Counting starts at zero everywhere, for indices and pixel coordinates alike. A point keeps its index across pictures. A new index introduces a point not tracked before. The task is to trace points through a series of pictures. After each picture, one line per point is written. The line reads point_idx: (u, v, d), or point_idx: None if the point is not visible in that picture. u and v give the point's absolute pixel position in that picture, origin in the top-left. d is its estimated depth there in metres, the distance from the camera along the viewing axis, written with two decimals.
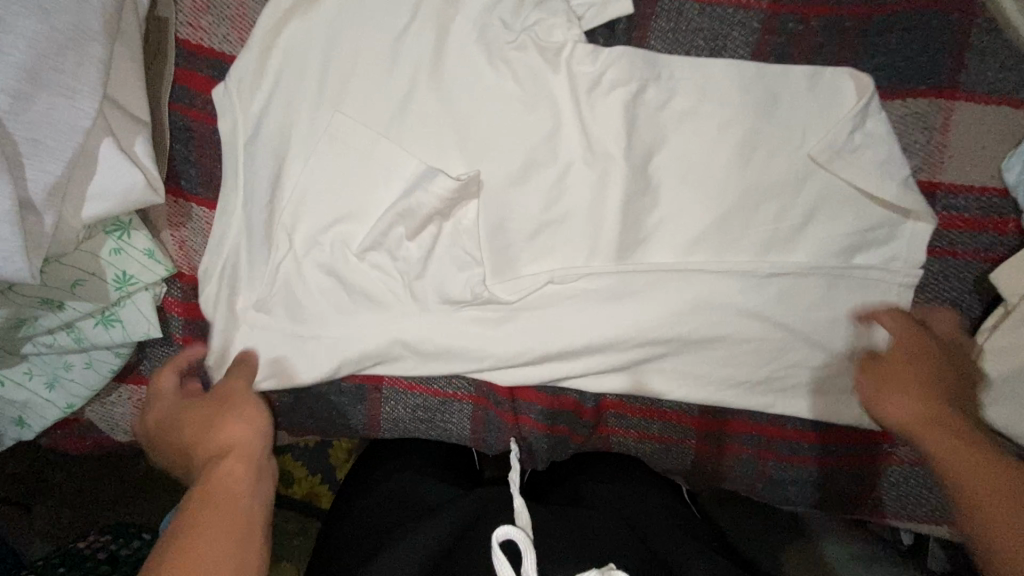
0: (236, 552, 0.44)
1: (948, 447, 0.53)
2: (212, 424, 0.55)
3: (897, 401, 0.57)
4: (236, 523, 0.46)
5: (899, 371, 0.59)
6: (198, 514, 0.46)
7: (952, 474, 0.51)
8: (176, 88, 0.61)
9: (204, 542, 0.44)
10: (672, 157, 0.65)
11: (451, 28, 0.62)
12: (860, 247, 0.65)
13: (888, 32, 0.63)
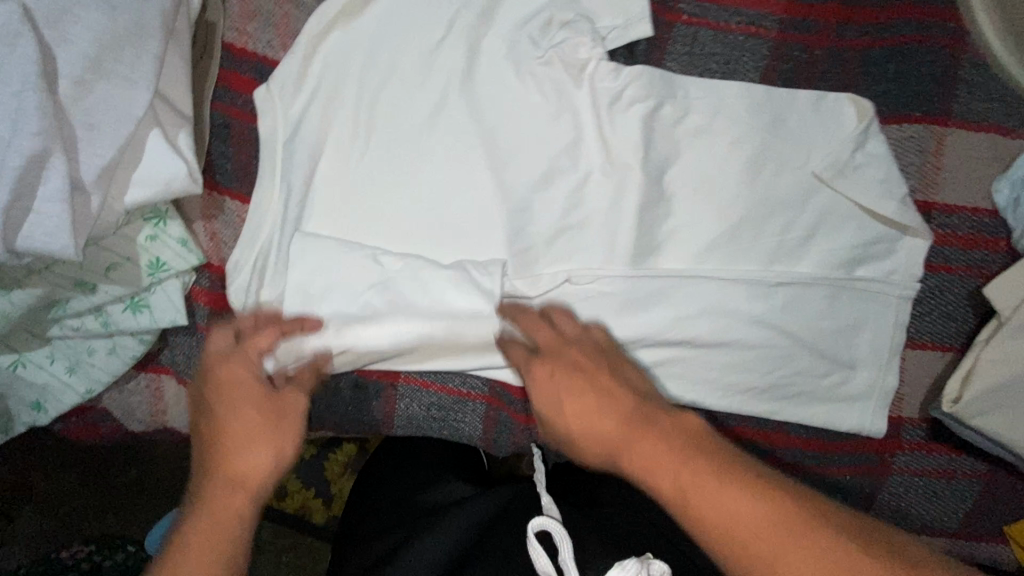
0: (213, 561, 0.47)
1: (653, 454, 0.51)
2: (233, 396, 0.54)
3: (557, 398, 0.60)
4: (220, 530, 0.49)
5: (575, 399, 0.58)
6: (192, 531, 0.49)
7: (671, 488, 0.49)
8: (219, 88, 0.64)
9: (191, 558, 0.47)
10: (692, 167, 0.68)
11: (483, 42, 0.66)
12: (863, 260, 0.69)
13: (886, 62, 0.68)
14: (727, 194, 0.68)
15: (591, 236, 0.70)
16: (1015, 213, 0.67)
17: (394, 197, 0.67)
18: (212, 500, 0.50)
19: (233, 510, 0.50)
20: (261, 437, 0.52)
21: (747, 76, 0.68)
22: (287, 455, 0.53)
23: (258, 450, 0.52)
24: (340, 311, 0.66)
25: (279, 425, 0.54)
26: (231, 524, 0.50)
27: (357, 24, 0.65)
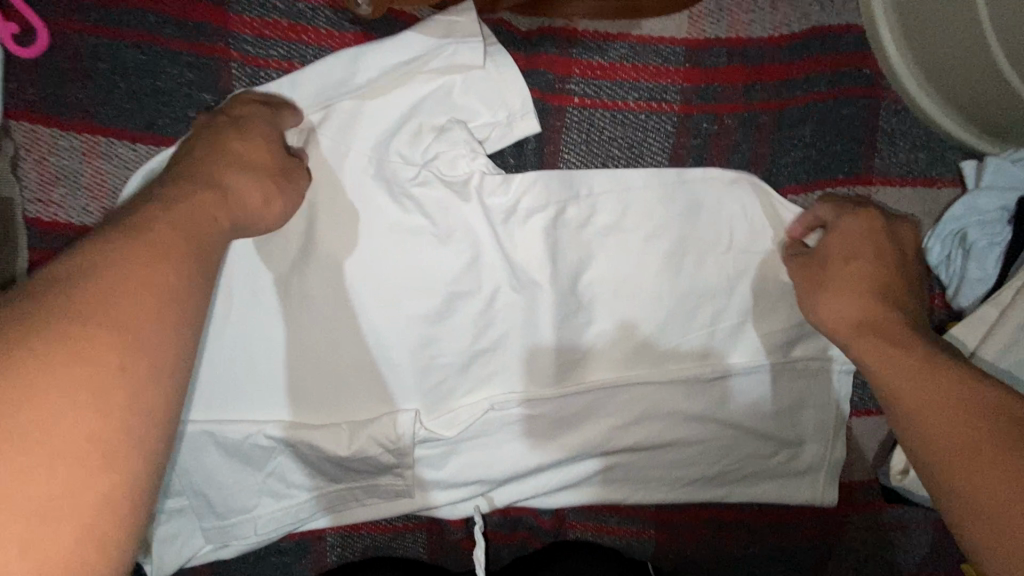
0: (86, 460, 0.30)
1: (930, 383, 0.45)
2: (225, 153, 0.48)
3: (840, 268, 0.56)
4: (89, 444, 0.30)
5: (847, 302, 0.54)
6: (78, 293, 0.33)
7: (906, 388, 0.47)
8: (35, 274, 0.54)
9: (58, 365, 0.30)
10: (606, 269, 0.61)
11: (348, 164, 0.57)
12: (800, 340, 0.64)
13: (800, 122, 0.61)
14: (648, 292, 0.62)
15: (507, 355, 0.62)
16: (948, 270, 0.63)
17: (278, 359, 0.59)
18: (96, 280, 0.33)
19: (141, 404, 0.32)
20: (234, 195, 0.47)
21: (653, 159, 0.61)
22: (277, 199, 0.50)
23: (262, 191, 0.49)
24: (240, 496, 0.60)
25: (235, 199, 0.46)
26: (141, 400, 0.32)
27: None
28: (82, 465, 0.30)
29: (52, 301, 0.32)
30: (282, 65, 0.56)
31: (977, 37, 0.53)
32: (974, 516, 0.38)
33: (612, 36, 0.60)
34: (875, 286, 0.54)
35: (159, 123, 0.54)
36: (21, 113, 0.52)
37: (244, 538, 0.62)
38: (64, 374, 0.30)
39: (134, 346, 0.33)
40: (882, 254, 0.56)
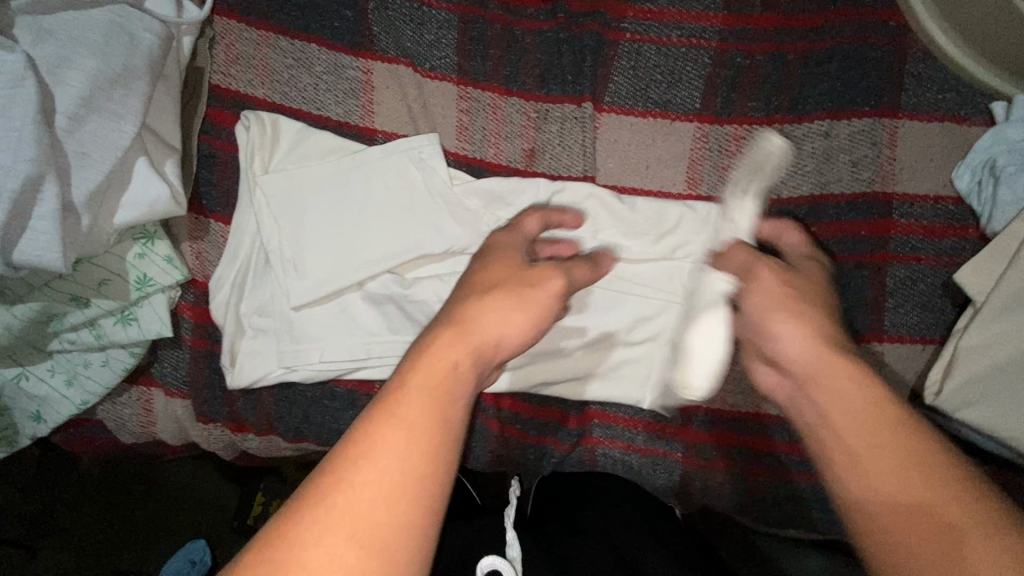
0: (420, 451, 0.40)
1: (908, 461, 0.41)
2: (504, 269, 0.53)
3: (780, 315, 0.51)
4: (418, 453, 0.40)
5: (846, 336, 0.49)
6: (436, 343, 0.45)
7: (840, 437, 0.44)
8: (205, 124, 0.71)
9: (398, 417, 0.41)
10: (641, 172, 0.72)
11: (442, 68, 0.73)
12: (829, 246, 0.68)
13: (827, 62, 0.70)
14: (676, 191, 0.71)
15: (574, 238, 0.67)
16: (979, 197, 0.67)
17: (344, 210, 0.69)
18: (472, 313, 0.48)
19: (444, 425, 0.42)
20: (510, 314, 0.49)
21: (692, 81, 0.71)
22: (535, 315, 0.50)
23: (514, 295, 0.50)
24: (312, 326, 0.70)
25: (512, 292, 0.50)
26: (455, 387, 0.44)
27: (328, 59, 0.72)
28: (423, 472, 0.40)
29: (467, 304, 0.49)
30: None
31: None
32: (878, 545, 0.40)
33: None
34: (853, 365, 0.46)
35: (311, 25, 0.72)
36: (222, 10, 0.72)
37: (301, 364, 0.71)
38: (439, 387, 0.43)
39: (462, 337, 0.46)
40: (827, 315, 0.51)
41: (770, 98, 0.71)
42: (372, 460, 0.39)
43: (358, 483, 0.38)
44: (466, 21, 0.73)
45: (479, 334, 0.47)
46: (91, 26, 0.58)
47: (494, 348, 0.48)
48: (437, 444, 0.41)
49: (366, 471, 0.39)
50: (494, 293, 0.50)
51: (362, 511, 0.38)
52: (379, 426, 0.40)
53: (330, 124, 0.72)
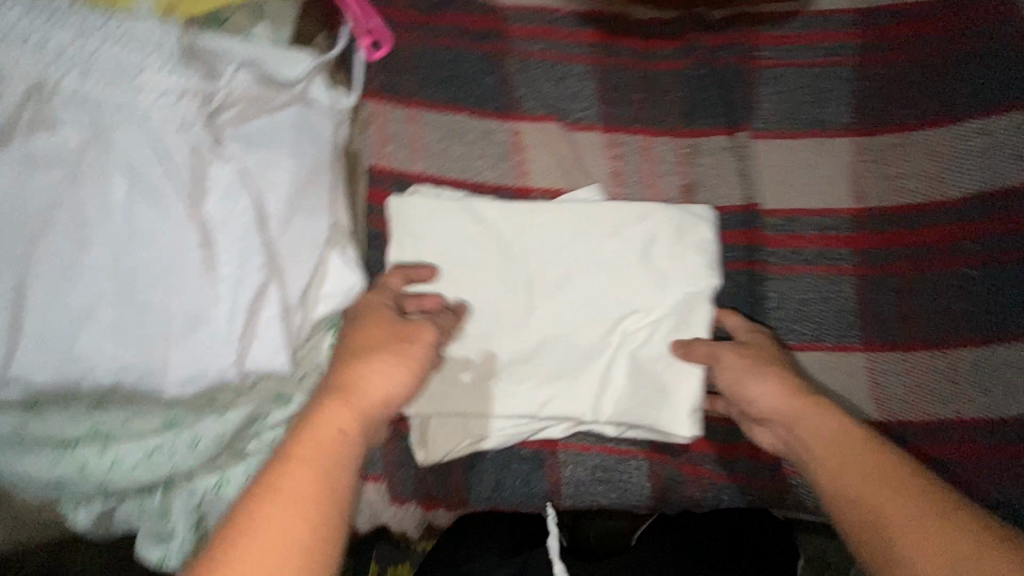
0: (307, 506, 0.41)
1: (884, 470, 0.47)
2: (741, 362, 0.61)
3: (730, 368, 0.61)
4: (314, 496, 0.42)
5: (781, 381, 0.58)
6: (331, 406, 0.49)
7: (818, 459, 0.51)
8: (368, 205, 0.72)
9: (288, 466, 0.43)
10: (803, 189, 0.72)
11: (588, 120, 0.74)
12: (1005, 239, 0.68)
13: (970, 61, 0.71)
14: (843, 206, 0.71)
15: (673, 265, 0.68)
16: None
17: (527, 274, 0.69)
18: (747, 389, 0.59)
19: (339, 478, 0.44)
20: (360, 366, 0.52)
21: (837, 97, 0.72)
22: (411, 371, 0.54)
23: (758, 374, 0.59)
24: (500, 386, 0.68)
25: (398, 348, 0.55)
26: (343, 441, 0.47)
27: (477, 127, 0.74)
28: (304, 517, 0.41)
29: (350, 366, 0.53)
30: (540, 56, 0.75)
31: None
32: (864, 547, 0.44)
33: (788, 16, 0.75)
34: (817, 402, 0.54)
35: (457, 96, 0.74)
36: (370, 94, 0.73)
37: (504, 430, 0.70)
38: (329, 436, 0.46)
39: (355, 399, 0.50)
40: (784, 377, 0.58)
41: (918, 104, 0.72)
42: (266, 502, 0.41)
43: (265, 518, 0.40)
44: (603, 71, 0.75)
45: (355, 392, 0.51)
46: (285, 130, 0.59)
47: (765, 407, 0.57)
48: (328, 501, 0.42)
49: (275, 510, 0.41)
50: (754, 369, 0.60)
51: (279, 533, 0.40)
52: (303, 469, 0.43)
53: (486, 188, 0.73)
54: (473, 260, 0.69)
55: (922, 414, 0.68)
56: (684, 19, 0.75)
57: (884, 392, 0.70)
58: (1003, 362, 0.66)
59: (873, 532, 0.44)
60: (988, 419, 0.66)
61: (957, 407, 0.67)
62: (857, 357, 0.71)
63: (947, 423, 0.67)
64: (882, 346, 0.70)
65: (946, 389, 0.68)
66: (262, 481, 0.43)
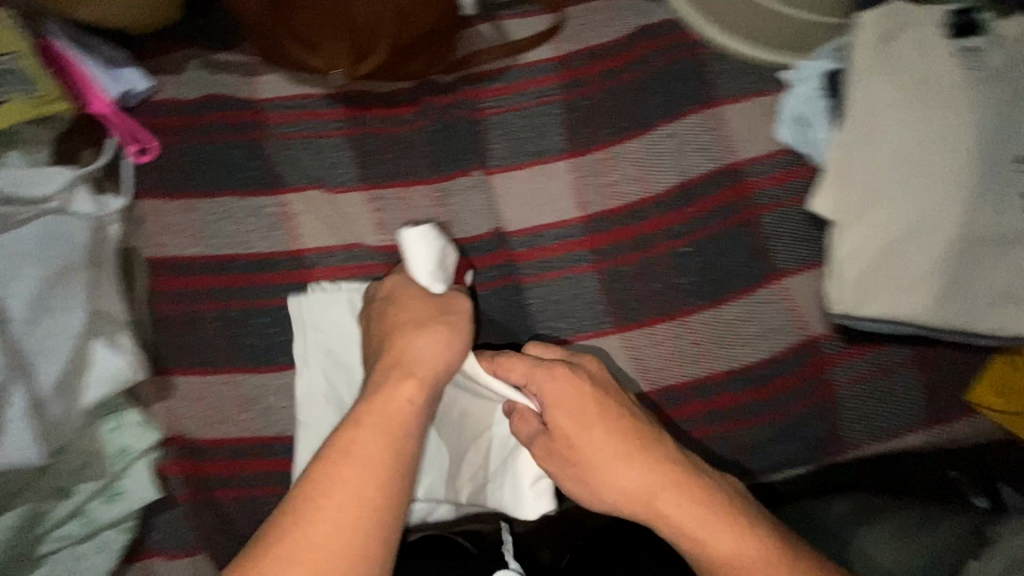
0: (356, 521, 0.52)
1: (743, 530, 0.57)
2: (586, 424, 0.62)
3: (578, 437, 0.62)
4: (354, 516, 0.52)
5: (621, 446, 0.61)
6: (354, 442, 0.57)
7: (674, 525, 0.58)
8: (151, 292, 0.78)
9: (326, 489, 0.53)
10: (540, 207, 0.83)
11: (348, 181, 0.84)
12: (705, 218, 0.82)
13: (651, 83, 0.87)
14: (573, 216, 0.83)
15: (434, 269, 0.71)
16: (804, 144, 0.81)
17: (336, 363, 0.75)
18: (590, 462, 0.62)
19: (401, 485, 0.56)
20: (404, 426, 0.59)
21: (555, 128, 0.86)
22: (450, 337, 0.66)
23: (614, 444, 0.61)
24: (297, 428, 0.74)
25: (430, 326, 0.66)
26: (370, 465, 0.55)
27: (248, 205, 0.82)
28: (368, 529, 0.52)
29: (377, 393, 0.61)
30: (298, 137, 0.85)
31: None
32: None
33: (504, 69, 0.89)
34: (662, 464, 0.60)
35: (226, 182, 0.82)
36: (143, 193, 0.81)
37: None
38: (348, 456, 0.55)
39: (394, 431, 0.58)
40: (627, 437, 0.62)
41: (619, 121, 0.85)
42: (297, 528, 0.51)
43: (312, 547, 0.50)
44: (355, 139, 0.85)
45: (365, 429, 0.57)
46: (31, 241, 0.65)
47: (626, 483, 0.60)
48: (365, 511, 0.53)
49: (309, 526, 0.51)
50: (611, 435, 0.62)
51: (304, 556, 0.50)
52: (310, 502, 0.52)
53: (263, 257, 0.80)
54: (261, 324, 0.78)
55: (681, 377, 0.80)
56: (418, 87, 0.88)
57: (644, 364, 0.80)
58: (736, 314, 0.80)
59: None
60: (731, 369, 0.80)
61: (708, 364, 0.80)
62: (615, 340, 0.81)
63: (704, 380, 0.80)
64: (632, 326, 0.80)
65: (693, 351, 0.80)
66: (266, 537, 0.51)
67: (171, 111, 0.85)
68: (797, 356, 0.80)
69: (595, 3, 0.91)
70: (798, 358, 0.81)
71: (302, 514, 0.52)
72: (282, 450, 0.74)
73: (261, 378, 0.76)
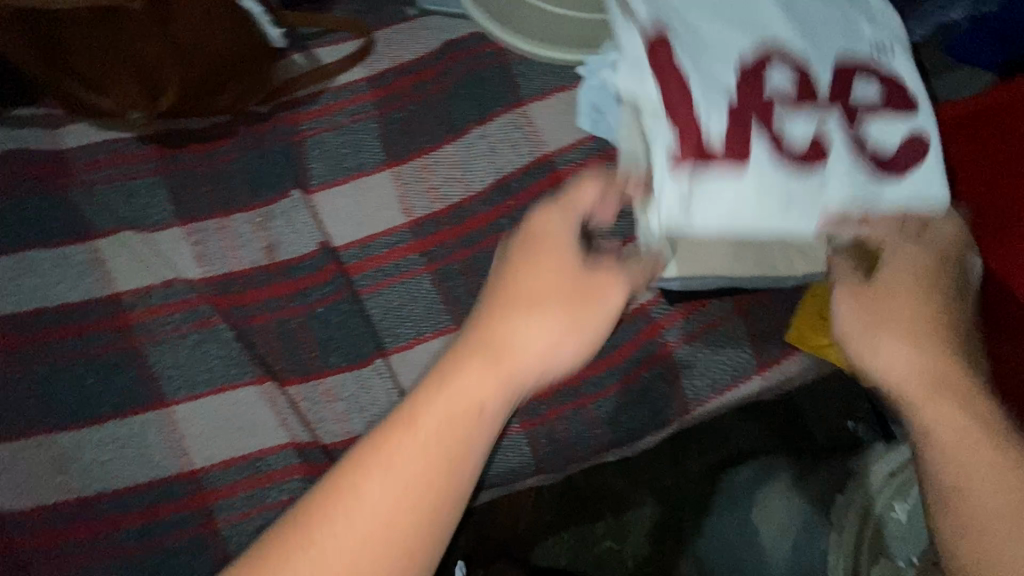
0: (389, 520, 0.51)
1: (960, 434, 0.59)
2: (875, 321, 0.63)
3: (901, 314, 0.63)
4: (427, 505, 0.52)
5: (907, 338, 0.62)
6: (417, 403, 0.55)
7: (934, 426, 0.59)
8: None
9: (338, 504, 0.51)
10: (365, 219, 0.85)
11: (165, 219, 0.82)
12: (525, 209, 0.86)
13: (462, 90, 0.92)
14: (398, 224, 0.85)
15: (727, 150, 0.66)
16: (601, 130, 0.88)
17: (757, 14, 0.71)
18: (910, 328, 0.62)
19: (442, 499, 0.53)
20: (467, 422, 0.55)
21: (373, 143, 0.88)
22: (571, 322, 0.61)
23: (906, 343, 0.62)
24: (139, 471, 0.72)
25: (546, 305, 0.60)
26: (404, 446, 0.53)
27: (55, 257, 0.79)
28: (432, 516, 0.52)
29: (432, 381, 0.56)
30: (108, 182, 0.84)
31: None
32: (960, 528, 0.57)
33: (318, 94, 0.91)
34: (954, 371, 0.61)
35: (31, 238, 0.79)
36: None
37: (714, 222, 0.68)
38: (411, 431, 0.54)
39: (463, 429, 0.55)
40: (914, 333, 0.62)
41: (434, 129, 0.89)
42: (421, 412, 0.55)
43: (331, 553, 0.50)
44: (170, 177, 0.85)
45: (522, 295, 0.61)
46: None
47: (932, 380, 0.60)
48: (429, 501, 0.52)
49: (369, 482, 0.52)
50: (914, 332, 0.62)
51: (364, 508, 0.51)
52: (337, 509, 0.51)
53: (72, 307, 0.77)
54: (79, 375, 0.74)
55: None
56: (233, 121, 0.89)
57: None
58: None
59: (984, 515, 0.56)
60: None
61: None
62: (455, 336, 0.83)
63: None
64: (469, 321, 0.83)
65: None
66: (302, 513, 0.52)
67: None
68: (630, 324, 0.84)
69: (402, 26, 0.96)
70: (632, 326, 0.84)
71: (336, 492, 0.52)
72: (111, 504, 0.71)
73: (81, 432, 0.73)
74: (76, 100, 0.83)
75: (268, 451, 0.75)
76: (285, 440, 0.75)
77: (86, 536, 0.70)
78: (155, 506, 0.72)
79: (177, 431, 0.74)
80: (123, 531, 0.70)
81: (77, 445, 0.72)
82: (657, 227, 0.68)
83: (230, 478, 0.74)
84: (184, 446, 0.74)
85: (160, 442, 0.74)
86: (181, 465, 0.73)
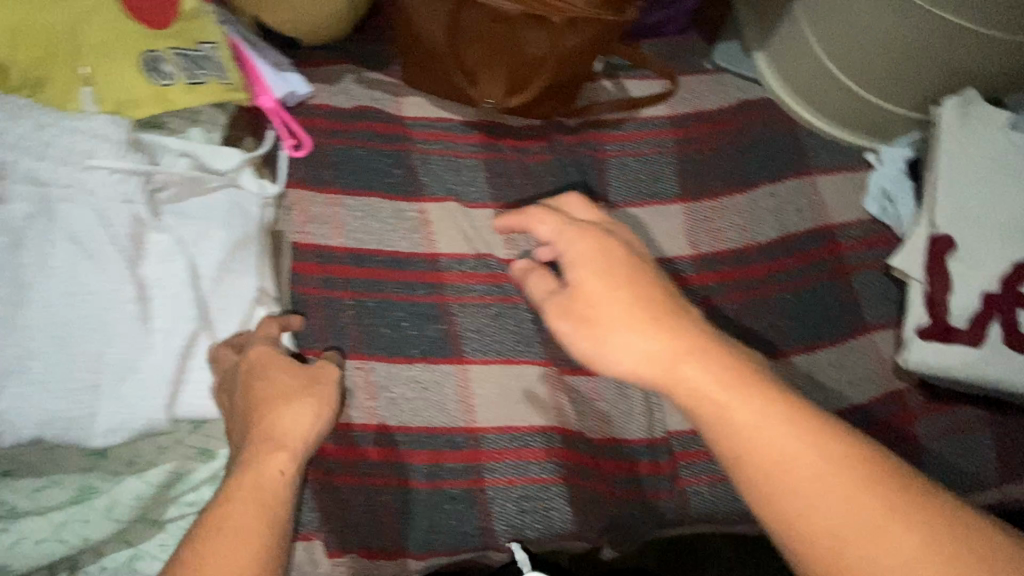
0: (252, 551, 0.46)
1: (840, 500, 0.44)
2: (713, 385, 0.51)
3: (710, 387, 0.51)
4: (261, 524, 0.48)
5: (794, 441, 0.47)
6: (240, 482, 0.50)
7: (785, 467, 0.46)
8: (291, 275, 0.82)
9: (236, 501, 0.49)
10: (654, 242, 0.91)
11: (481, 200, 0.91)
12: (800, 271, 0.90)
13: (756, 146, 0.98)
14: (685, 254, 0.90)
15: (972, 333, 0.82)
16: (888, 216, 0.92)
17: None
18: (713, 420, 0.50)
19: (254, 536, 0.47)
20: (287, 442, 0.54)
21: (670, 175, 0.95)
22: (323, 410, 0.59)
23: (723, 383, 0.50)
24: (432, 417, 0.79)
25: (293, 397, 0.58)
26: (253, 466, 0.52)
27: (389, 208, 0.88)
28: (243, 545, 0.46)
29: (251, 375, 0.60)
30: (439, 154, 0.93)
31: (829, 72, 0.95)
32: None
33: (624, 120, 0.99)
34: (783, 408, 0.49)
35: (371, 185, 0.89)
36: (294, 184, 0.86)
37: (942, 365, 0.82)
38: (270, 441, 0.54)
39: (264, 502, 0.49)
40: (741, 377, 0.51)
41: (727, 176, 0.95)
42: (270, 415, 0.56)
43: (227, 535, 0.46)
44: (488, 163, 0.94)
45: (602, 323, 0.56)
46: (220, 207, 0.69)
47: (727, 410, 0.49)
48: (265, 519, 0.48)
49: (237, 488, 0.50)
50: (707, 366, 0.51)
51: (233, 522, 0.47)
52: (232, 534, 0.46)
53: (398, 256, 0.85)
54: (396, 317, 0.82)
55: None
56: (546, 126, 0.97)
57: None
58: (825, 353, 0.88)
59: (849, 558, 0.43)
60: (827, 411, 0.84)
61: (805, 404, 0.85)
62: None
63: None
64: None
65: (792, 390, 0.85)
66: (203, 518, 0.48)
67: (327, 115, 0.92)
68: (884, 404, 0.85)
69: (704, 77, 1.04)
70: (886, 407, 0.85)
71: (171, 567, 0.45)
72: (405, 439, 0.78)
73: (391, 368, 0.80)
74: (445, 73, 0.89)
75: (538, 429, 0.81)
76: (554, 424, 0.82)
77: (381, 461, 0.77)
78: (441, 451, 0.78)
79: (467, 391, 0.81)
80: (411, 467, 0.77)
81: (384, 380, 0.79)
82: (907, 362, 0.84)
83: (503, 445, 0.80)
84: (471, 407, 0.80)
85: (453, 396, 0.80)
86: (467, 421, 0.80)
